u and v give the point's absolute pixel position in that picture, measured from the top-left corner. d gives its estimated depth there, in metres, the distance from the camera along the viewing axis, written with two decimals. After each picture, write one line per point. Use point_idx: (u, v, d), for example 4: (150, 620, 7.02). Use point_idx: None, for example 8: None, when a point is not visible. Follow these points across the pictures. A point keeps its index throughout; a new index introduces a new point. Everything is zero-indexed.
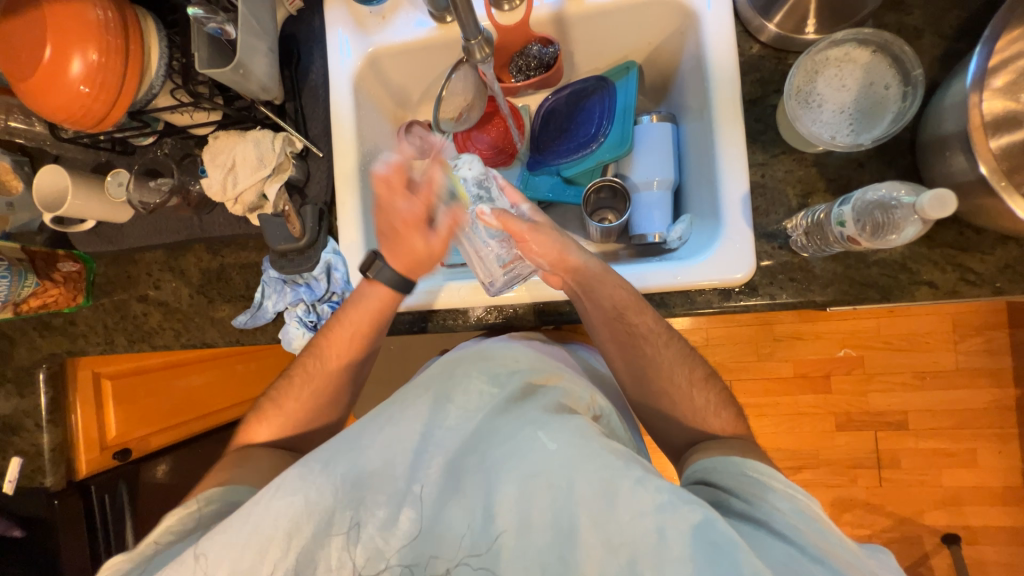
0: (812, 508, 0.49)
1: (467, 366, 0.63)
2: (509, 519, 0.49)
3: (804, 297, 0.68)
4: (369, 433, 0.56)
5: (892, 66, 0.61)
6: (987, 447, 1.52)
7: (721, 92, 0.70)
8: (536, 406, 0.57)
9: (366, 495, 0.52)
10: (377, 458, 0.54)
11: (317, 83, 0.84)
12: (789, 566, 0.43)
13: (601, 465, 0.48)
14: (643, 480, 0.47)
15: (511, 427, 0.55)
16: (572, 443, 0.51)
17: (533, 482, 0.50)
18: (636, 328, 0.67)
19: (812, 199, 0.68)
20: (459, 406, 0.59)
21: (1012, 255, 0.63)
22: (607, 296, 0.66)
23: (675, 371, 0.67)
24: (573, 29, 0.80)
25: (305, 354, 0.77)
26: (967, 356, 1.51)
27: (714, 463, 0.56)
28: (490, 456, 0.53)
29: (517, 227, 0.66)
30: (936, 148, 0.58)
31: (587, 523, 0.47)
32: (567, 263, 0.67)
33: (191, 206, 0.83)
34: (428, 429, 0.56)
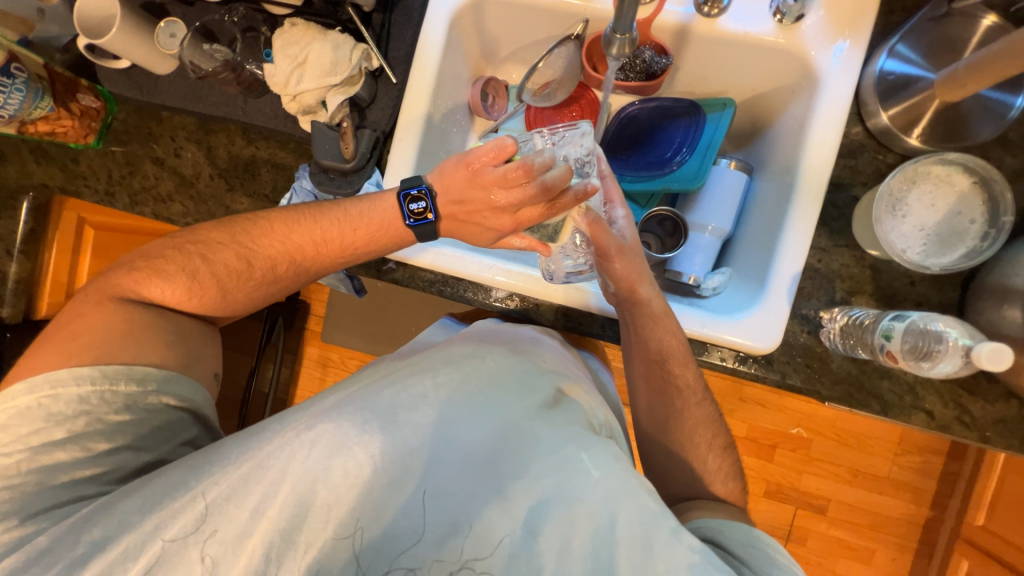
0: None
1: (501, 359, 0.62)
2: (549, 542, 0.49)
3: (811, 386, 0.69)
4: (402, 406, 0.53)
5: (985, 204, 0.61)
6: (887, 552, 1.64)
7: (812, 166, 0.69)
8: (573, 422, 0.57)
9: (400, 477, 0.50)
10: (408, 436, 0.52)
11: (415, 4, 0.78)
12: None
13: (642, 506, 0.50)
14: (678, 533, 0.49)
15: (550, 440, 0.54)
16: (616, 474, 0.52)
17: (575, 505, 0.50)
18: (675, 378, 0.69)
19: (855, 299, 0.69)
20: (493, 400, 0.57)
21: (1009, 412, 0.66)
22: (657, 340, 0.68)
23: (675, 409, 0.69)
24: (690, 47, 0.76)
25: (263, 239, 0.68)
26: (901, 469, 1.61)
27: (720, 525, 0.60)
28: (531, 468, 0.52)
29: (607, 242, 0.68)
30: (992, 296, 0.59)
31: (625, 564, 0.48)
32: (634, 293, 0.69)
33: (241, 86, 0.78)
34: (456, 417, 0.54)
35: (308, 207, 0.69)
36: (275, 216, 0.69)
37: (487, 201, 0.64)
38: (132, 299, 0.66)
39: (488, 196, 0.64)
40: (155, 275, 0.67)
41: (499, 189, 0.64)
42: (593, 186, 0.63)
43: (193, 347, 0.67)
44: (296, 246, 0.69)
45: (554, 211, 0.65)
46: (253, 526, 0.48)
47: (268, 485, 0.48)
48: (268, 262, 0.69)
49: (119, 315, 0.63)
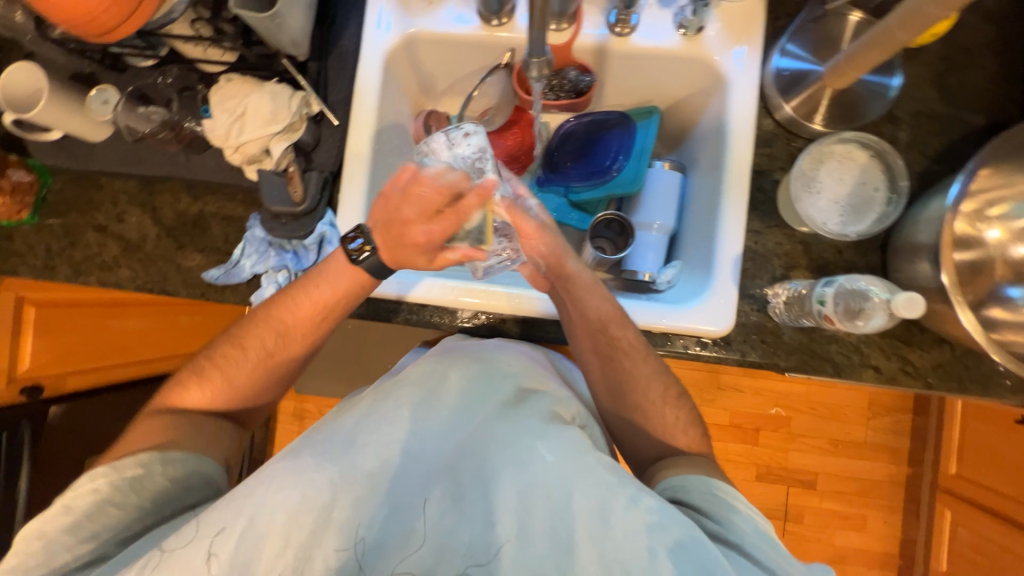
0: (768, 528, 0.57)
1: (460, 368, 0.64)
2: (509, 529, 0.52)
3: (770, 360, 0.74)
4: (358, 429, 0.57)
5: (884, 173, 0.69)
6: (878, 515, 1.70)
7: (735, 159, 0.75)
8: (535, 414, 0.59)
9: (357, 497, 0.53)
10: (364, 457, 0.55)
11: (348, 51, 0.81)
12: None
13: (597, 480, 0.52)
14: (637, 499, 0.51)
15: (506, 436, 0.57)
16: (572, 455, 0.54)
17: (533, 491, 0.53)
18: (618, 342, 0.70)
19: (793, 273, 0.74)
20: (453, 408, 0.61)
21: (944, 356, 0.72)
22: (594, 307, 0.70)
23: (655, 396, 0.70)
24: (610, 64, 0.83)
25: (257, 324, 0.71)
26: (875, 432, 1.68)
27: (680, 481, 0.61)
28: (490, 464, 0.56)
29: (524, 223, 0.72)
30: (905, 252, 0.66)
31: (583, 536, 0.50)
32: (563, 268, 0.73)
33: (182, 142, 0.77)
34: (414, 431, 0.58)
35: (287, 285, 0.72)
36: (269, 302, 0.72)
37: (411, 235, 0.62)
38: (158, 410, 0.69)
39: (410, 227, 0.62)
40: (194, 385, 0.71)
41: (419, 219, 0.62)
42: (488, 181, 0.61)
43: (219, 439, 0.68)
44: (280, 323, 0.71)
45: (462, 214, 0.61)
46: (210, 564, 0.48)
47: (223, 519, 0.50)
48: (263, 346, 0.71)
49: (144, 424, 0.67)
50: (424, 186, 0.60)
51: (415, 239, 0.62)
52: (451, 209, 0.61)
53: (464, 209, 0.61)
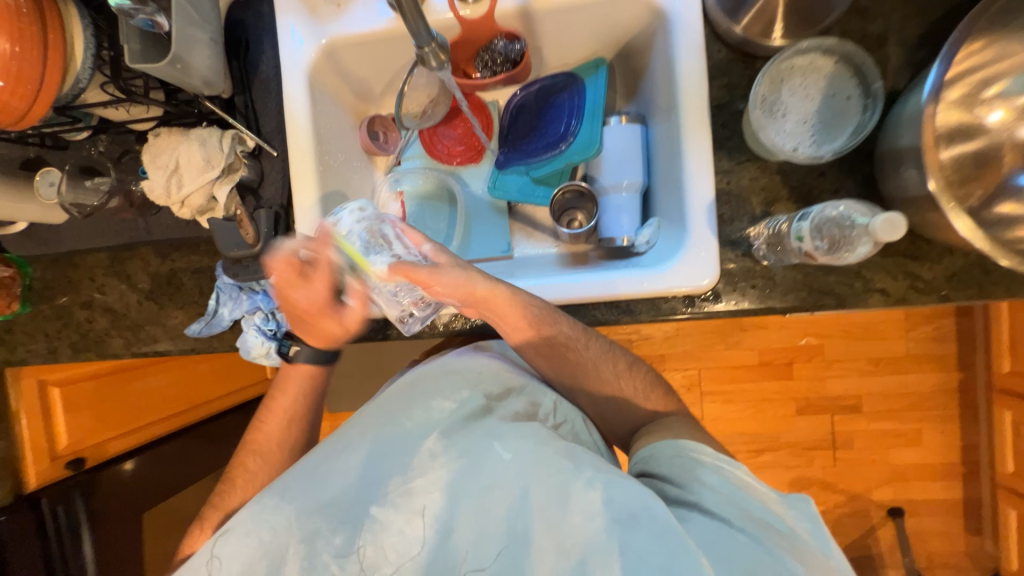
0: (742, 476, 0.57)
1: (431, 390, 0.67)
2: (467, 530, 0.57)
3: (765, 304, 0.69)
4: (330, 462, 0.62)
5: (854, 77, 0.62)
6: (932, 427, 1.62)
7: (689, 97, 0.69)
8: (496, 419, 0.64)
9: (319, 527, 0.57)
10: (335, 486, 0.60)
11: (270, 76, 0.78)
12: (715, 540, 0.52)
13: (552, 470, 0.57)
14: (592, 481, 0.55)
15: (468, 443, 0.61)
16: (529, 450, 0.59)
17: (492, 489, 0.58)
18: (555, 338, 0.69)
19: (775, 207, 0.68)
20: (415, 423, 0.64)
21: (958, 264, 0.66)
22: (520, 316, 0.67)
23: (609, 373, 0.73)
24: (540, 24, 0.77)
25: (246, 452, 0.82)
26: (917, 344, 1.59)
27: (650, 451, 0.63)
28: (450, 472, 0.60)
29: (415, 274, 0.61)
30: (892, 161, 0.59)
31: (541, 527, 0.55)
32: (475, 293, 0.65)
33: (135, 207, 0.78)
34: (377, 454, 0.62)
35: (262, 408, 0.85)
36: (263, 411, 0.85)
37: (305, 310, 0.70)
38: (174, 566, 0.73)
39: (300, 305, 0.70)
40: (201, 528, 0.75)
41: (299, 294, 0.69)
42: (323, 227, 0.65)
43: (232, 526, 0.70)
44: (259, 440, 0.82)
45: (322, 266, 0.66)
46: None
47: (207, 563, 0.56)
48: (250, 471, 0.79)
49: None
50: (280, 267, 0.66)
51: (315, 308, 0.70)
52: (313, 270, 0.67)
53: (320, 263, 0.66)
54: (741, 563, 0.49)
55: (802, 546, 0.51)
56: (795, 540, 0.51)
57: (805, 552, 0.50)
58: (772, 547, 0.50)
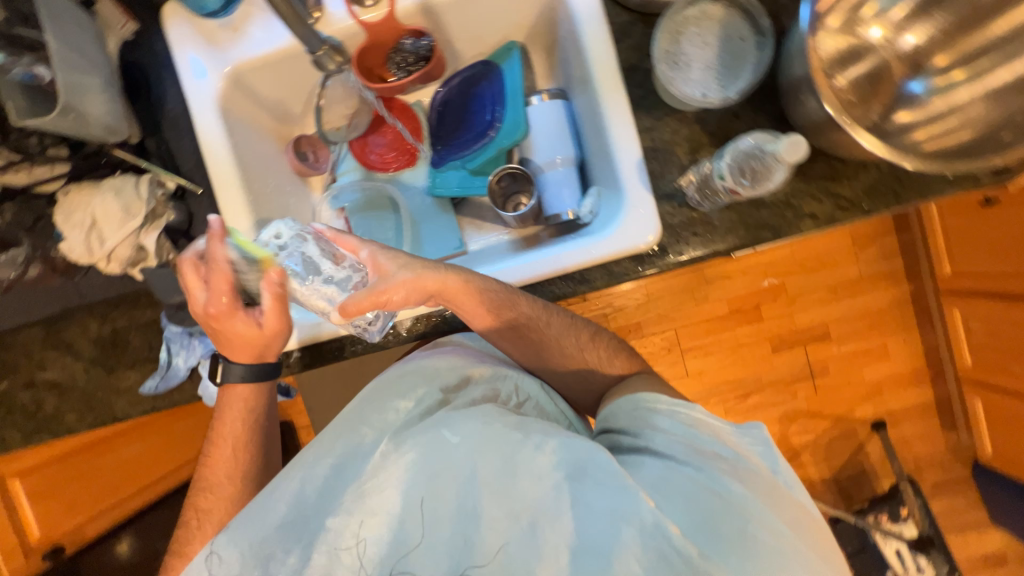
0: (689, 416, 0.62)
1: (381, 393, 0.65)
2: (422, 523, 0.55)
3: (710, 249, 0.71)
4: (277, 489, 0.56)
5: (744, 19, 0.66)
6: (896, 339, 1.71)
7: (599, 63, 0.70)
8: (447, 408, 0.64)
9: (274, 551, 0.53)
10: (283, 507, 0.55)
11: (178, 112, 0.76)
12: (661, 476, 0.57)
13: (502, 444, 0.58)
14: (542, 445, 0.57)
15: (416, 435, 0.59)
16: (477, 428, 0.60)
17: (442, 473, 0.57)
18: (517, 319, 0.72)
19: (701, 155, 0.71)
20: (372, 429, 0.62)
21: (873, 178, 0.70)
22: (478, 304, 0.70)
23: (575, 346, 0.77)
24: (444, 16, 0.77)
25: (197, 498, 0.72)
26: (867, 265, 1.68)
27: (611, 409, 0.67)
28: (404, 468, 0.57)
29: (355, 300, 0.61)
30: (793, 91, 0.62)
31: (490, 499, 0.56)
32: (433, 285, 0.67)
33: (60, 272, 0.74)
34: (336, 468, 0.58)
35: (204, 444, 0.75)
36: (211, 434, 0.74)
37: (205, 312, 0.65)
38: None
39: (200, 305, 0.65)
40: None
41: (201, 292, 0.64)
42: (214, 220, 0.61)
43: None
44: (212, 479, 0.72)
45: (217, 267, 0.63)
46: None
47: None
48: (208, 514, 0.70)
49: None
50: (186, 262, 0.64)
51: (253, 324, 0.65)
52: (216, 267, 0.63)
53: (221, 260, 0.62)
54: (687, 491, 0.55)
55: (739, 467, 0.57)
56: (735, 465, 0.57)
57: (742, 472, 0.56)
58: (712, 470, 0.56)
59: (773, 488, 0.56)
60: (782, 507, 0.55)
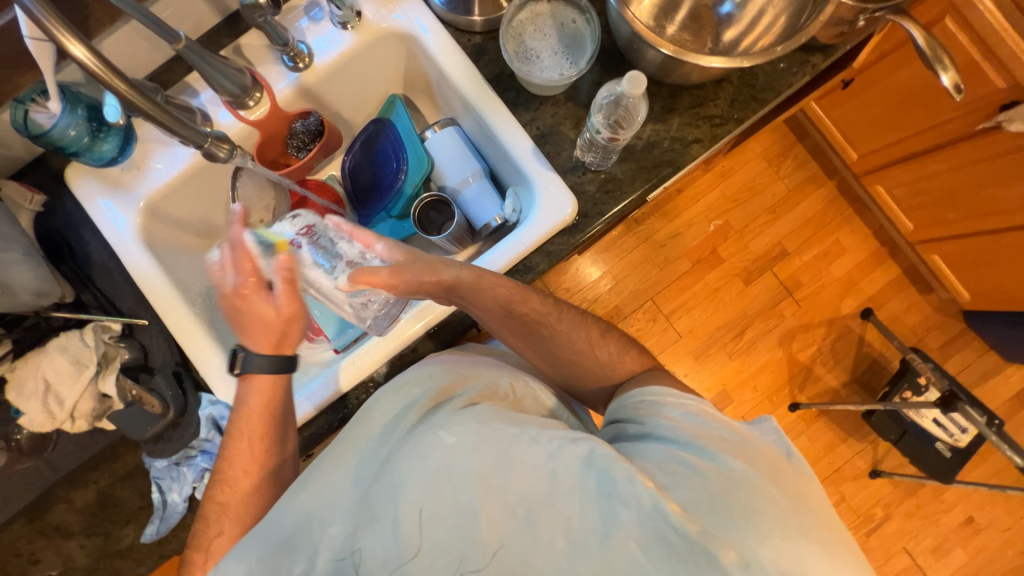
0: (702, 407, 0.60)
1: (382, 400, 0.62)
2: (416, 533, 0.50)
3: (624, 200, 0.78)
4: (287, 501, 0.56)
5: (568, 5, 0.76)
6: (844, 231, 1.81)
7: (467, 84, 0.79)
8: (446, 410, 0.59)
9: (282, 566, 0.51)
10: (290, 520, 0.54)
11: (107, 260, 0.79)
12: (666, 459, 0.54)
13: (498, 438, 0.54)
14: (537, 436, 0.54)
15: (414, 438, 0.56)
16: (472, 430, 0.56)
17: (437, 478, 0.52)
18: (527, 315, 0.71)
19: (583, 125, 0.78)
20: (378, 438, 0.60)
21: (732, 91, 0.79)
22: (492, 295, 0.69)
23: (583, 342, 0.73)
24: (321, 93, 0.85)
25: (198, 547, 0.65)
26: (788, 178, 1.80)
27: (618, 403, 0.66)
28: (399, 474, 0.54)
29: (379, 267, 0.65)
30: (630, 46, 0.72)
31: (487, 498, 0.51)
32: (442, 278, 0.66)
33: (28, 453, 0.72)
34: (357, 482, 0.56)
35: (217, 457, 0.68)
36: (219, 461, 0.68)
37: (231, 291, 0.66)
38: None
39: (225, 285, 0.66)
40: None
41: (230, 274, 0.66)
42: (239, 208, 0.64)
43: None
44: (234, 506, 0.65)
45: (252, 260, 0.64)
46: None
47: None
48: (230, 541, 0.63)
49: None
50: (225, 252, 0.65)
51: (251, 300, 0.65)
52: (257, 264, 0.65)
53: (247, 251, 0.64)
54: (687, 476, 0.52)
55: (746, 452, 0.55)
56: (743, 450, 0.55)
57: (749, 456, 0.55)
58: (715, 453, 0.54)
59: (777, 468, 0.54)
60: (784, 482, 0.53)
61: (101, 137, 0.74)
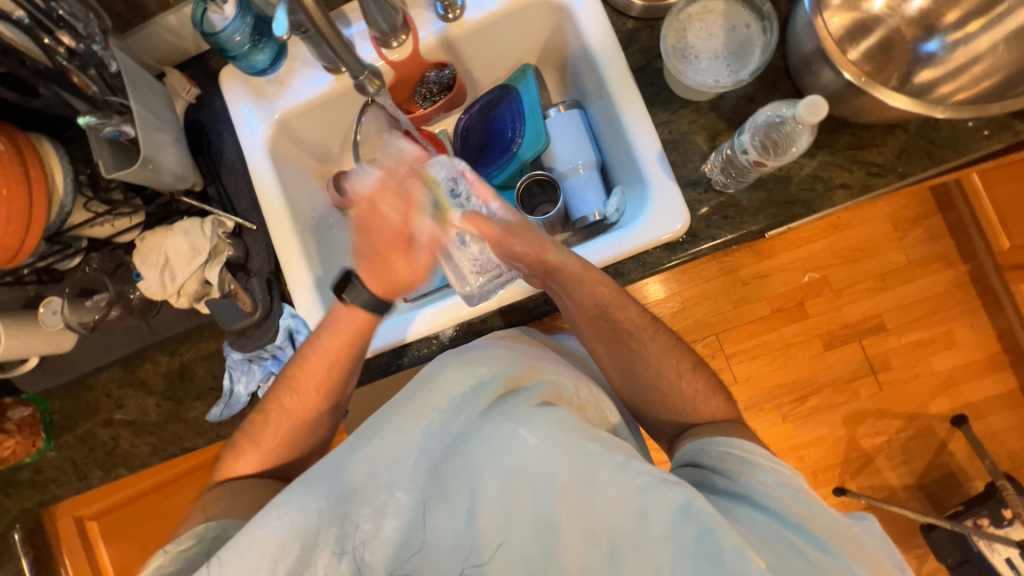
0: (798, 481, 0.56)
1: (450, 371, 0.62)
2: (492, 520, 0.51)
3: (741, 230, 0.71)
4: (359, 450, 0.57)
5: (746, 7, 0.69)
6: (962, 324, 1.59)
7: (610, 69, 0.74)
8: (519, 403, 0.58)
9: (350, 510, 0.53)
10: (360, 473, 0.55)
11: (235, 160, 0.84)
12: (768, 533, 0.50)
13: (583, 456, 0.52)
14: (625, 465, 0.51)
15: (491, 426, 0.56)
16: (553, 436, 0.54)
17: (516, 478, 0.52)
18: (621, 324, 0.71)
19: (720, 140, 0.72)
20: (442, 410, 0.60)
21: (903, 141, 0.69)
22: (590, 295, 0.69)
23: (672, 371, 0.70)
24: (462, 49, 0.84)
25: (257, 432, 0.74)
26: (915, 249, 1.59)
27: (698, 446, 0.63)
28: (472, 459, 0.54)
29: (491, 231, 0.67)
30: (805, 66, 0.64)
31: (567, 514, 0.50)
32: (546, 261, 0.68)
33: (135, 312, 0.81)
34: (422, 446, 0.57)
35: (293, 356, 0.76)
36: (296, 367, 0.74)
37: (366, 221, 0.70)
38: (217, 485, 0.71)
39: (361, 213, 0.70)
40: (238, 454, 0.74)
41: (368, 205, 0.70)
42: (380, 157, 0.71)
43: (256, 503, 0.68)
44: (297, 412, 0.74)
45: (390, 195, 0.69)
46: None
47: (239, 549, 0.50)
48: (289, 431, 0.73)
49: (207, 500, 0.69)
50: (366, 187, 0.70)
51: (392, 246, 0.69)
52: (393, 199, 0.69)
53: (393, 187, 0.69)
54: (793, 559, 0.48)
55: (855, 545, 0.50)
56: (850, 541, 0.50)
57: (860, 552, 0.50)
58: (830, 545, 0.49)
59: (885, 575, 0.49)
60: None
61: (259, 48, 0.79)
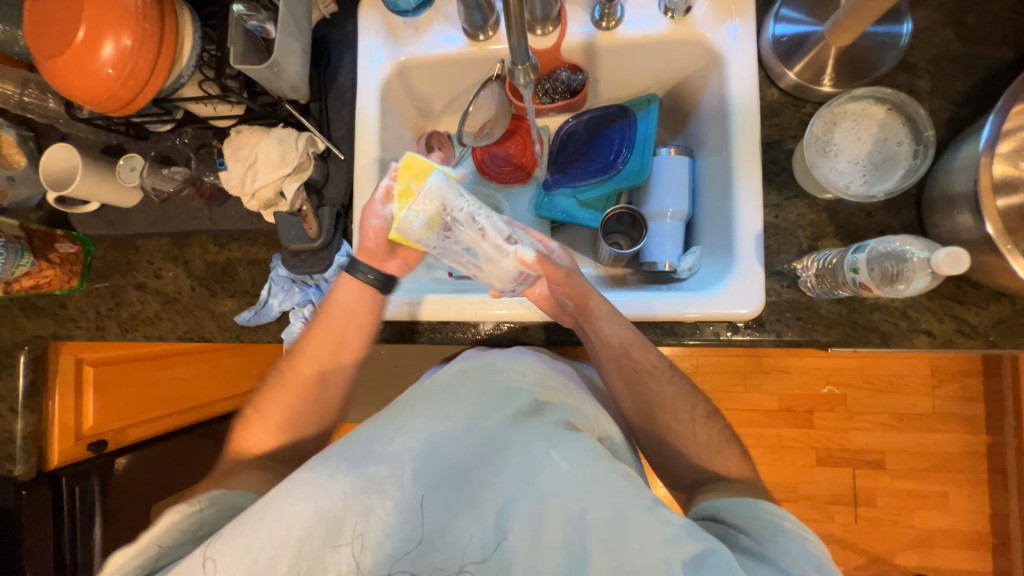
0: (823, 555, 0.53)
1: (472, 379, 0.67)
2: (519, 536, 0.52)
3: (808, 337, 0.70)
4: (381, 440, 0.58)
5: (906, 125, 0.67)
6: (960, 491, 1.55)
7: (743, 133, 0.72)
8: (546, 421, 0.61)
9: (375, 502, 0.53)
10: (387, 467, 0.55)
11: (345, 87, 0.84)
12: None
13: (613, 490, 0.52)
14: (654, 510, 0.51)
15: (524, 444, 0.58)
16: (585, 464, 0.55)
17: (545, 500, 0.53)
18: (642, 365, 0.70)
19: (822, 243, 0.70)
20: (464, 414, 0.62)
21: (1005, 312, 0.66)
22: (616, 335, 0.70)
23: (687, 415, 0.70)
24: (602, 60, 0.82)
25: (268, 401, 0.75)
26: (943, 401, 1.55)
27: (725, 502, 0.61)
28: (502, 470, 0.57)
29: (553, 269, 0.67)
30: (943, 206, 0.62)
31: (597, 548, 0.50)
32: (588, 303, 0.70)
33: (204, 196, 0.82)
34: (432, 438, 0.59)
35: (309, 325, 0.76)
36: (304, 333, 0.76)
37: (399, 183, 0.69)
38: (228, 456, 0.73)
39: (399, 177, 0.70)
40: (249, 430, 0.75)
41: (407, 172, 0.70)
42: None
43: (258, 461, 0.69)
44: (305, 390, 0.75)
45: None
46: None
47: (250, 529, 0.50)
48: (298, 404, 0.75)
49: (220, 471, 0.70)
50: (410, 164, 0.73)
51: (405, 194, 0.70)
52: None
53: None
54: None
55: None
56: None
57: None
58: None
59: None
60: None
61: None
